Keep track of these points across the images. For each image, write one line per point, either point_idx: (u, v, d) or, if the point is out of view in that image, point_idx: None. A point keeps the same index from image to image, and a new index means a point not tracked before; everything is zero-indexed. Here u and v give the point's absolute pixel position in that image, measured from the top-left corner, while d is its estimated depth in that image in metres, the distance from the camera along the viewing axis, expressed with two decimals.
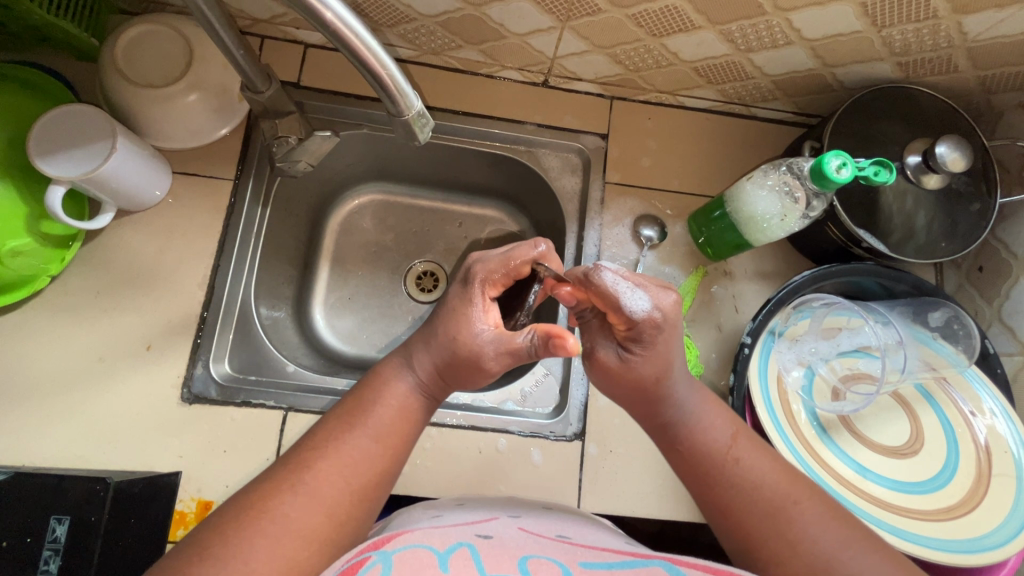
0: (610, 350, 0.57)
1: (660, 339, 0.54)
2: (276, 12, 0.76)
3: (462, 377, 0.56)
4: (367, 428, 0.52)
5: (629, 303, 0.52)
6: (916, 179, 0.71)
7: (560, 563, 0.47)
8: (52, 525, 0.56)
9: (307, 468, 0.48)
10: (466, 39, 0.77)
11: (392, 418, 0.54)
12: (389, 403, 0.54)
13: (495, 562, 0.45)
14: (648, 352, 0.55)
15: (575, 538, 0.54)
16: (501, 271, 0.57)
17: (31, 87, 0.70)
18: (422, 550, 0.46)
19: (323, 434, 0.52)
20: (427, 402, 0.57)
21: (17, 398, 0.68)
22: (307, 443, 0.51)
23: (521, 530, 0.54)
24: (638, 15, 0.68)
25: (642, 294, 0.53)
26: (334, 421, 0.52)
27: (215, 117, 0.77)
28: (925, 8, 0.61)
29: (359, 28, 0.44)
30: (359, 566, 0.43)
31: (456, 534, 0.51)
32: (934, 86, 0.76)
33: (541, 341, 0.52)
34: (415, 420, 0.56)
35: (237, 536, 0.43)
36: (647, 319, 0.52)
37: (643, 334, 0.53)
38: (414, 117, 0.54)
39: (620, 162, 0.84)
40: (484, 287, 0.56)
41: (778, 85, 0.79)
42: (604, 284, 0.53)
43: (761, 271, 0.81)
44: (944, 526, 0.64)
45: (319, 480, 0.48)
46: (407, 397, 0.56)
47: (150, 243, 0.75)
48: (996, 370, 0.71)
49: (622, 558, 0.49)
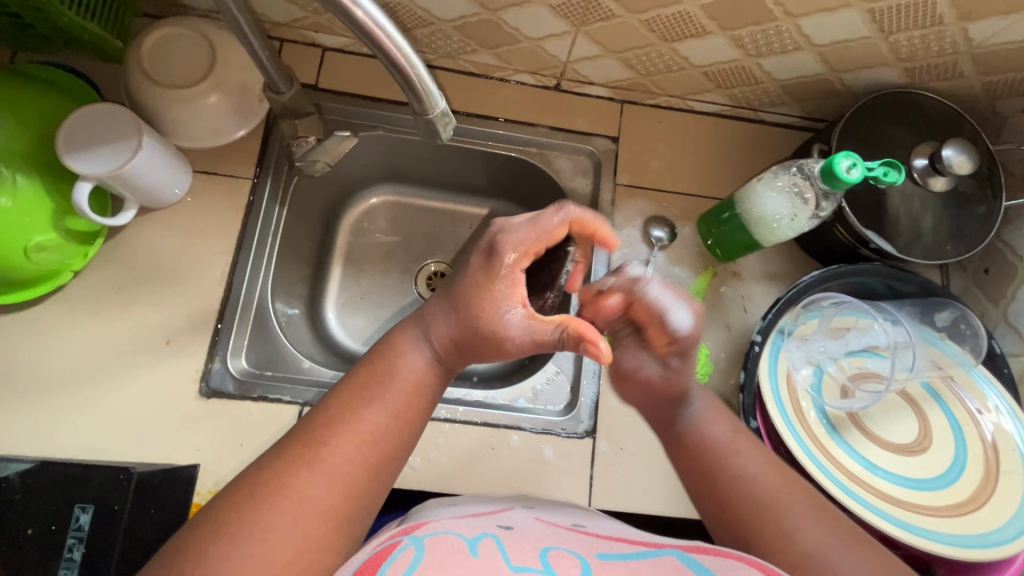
0: (651, 365, 0.57)
1: (695, 352, 0.56)
2: (296, 16, 0.78)
3: (480, 351, 0.57)
4: (384, 402, 0.53)
5: (676, 318, 0.54)
6: (923, 181, 0.73)
7: (579, 555, 0.47)
8: (76, 514, 0.57)
9: (324, 446, 0.49)
10: (482, 44, 0.79)
11: (408, 392, 0.54)
12: (406, 377, 0.55)
13: (519, 554, 0.46)
14: (681, 366, 0.57)
15: (589, 529, 0.55)
16: (532, 243, 0.56)
17: (59, 87, 0.72)
18: (451, 536, 0.48)
19: (339, 405, 0.52)
20: (442, 373, 0.58)
21: (39, 392, 0.69)
22: (322, 416, 0.51)
23: (539, 521, 0.55)
24: (651, 20, 0.70)
25: (686, 309, 0.55)
26: (351, 389, 0.53)
27: (236, 117, 0.78)
28: (931, 15, 0.63)
29: (389, 29, 0.46)
30: (391, 549, 0.45)
31: (482, 524, 0.52)
32: (939, 92, 0.77)
33: (573, 341, 0.53)
34: (430, 392, 0.56)
35: (264, 523, 0.45)
36: (687, 335, 0.55)
37: (683, 348, 0.55)
38: (438, 117, 0.55)
39: (630, 164, 0.86)
40: (514, 263, 0.55)
41: (786, 90, 0.81)
42: (652, 295, 0.55)
43: (769, 272, 0.83)
44: (951, 522, 0.64)
45: (336, 457, 0.49)
46: (424, 370, 0.56)
47: (171, 240, 0.76)
48: (1003, 370, 0.72)
49: (636, 548, 0.50)
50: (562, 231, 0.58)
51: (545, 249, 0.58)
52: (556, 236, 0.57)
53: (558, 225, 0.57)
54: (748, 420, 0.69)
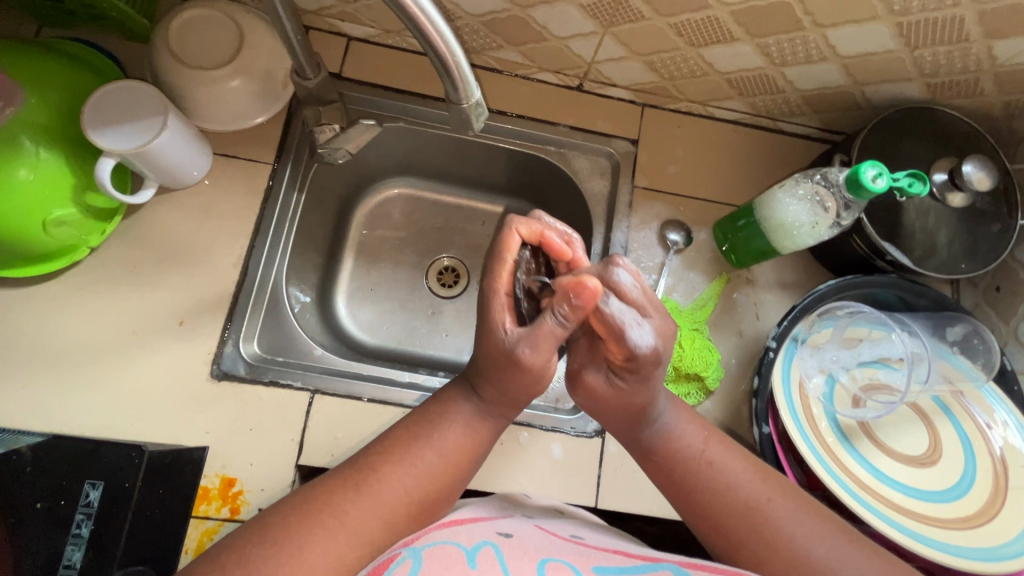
0: (598, 375, 0.57)
1: (655, 374, 0.55)
2: (325, 3, 0.79)
3: (525, 393, 0.57)
4: (436, 444, 0.55)
5: (633, 338, 0.52)
6: (942, 196, 0.74)
7: (575, 568, 0.48)
8: (86, 490, 0.60)
9: (373, 472, 0.52)
10: (508, 40, 0.80)
11: (457, 438, 0.56)
12: (456, 423, 0.57)
13: (518, 565, 0.47)
14: (637, 383, 0.55)
15: (588, 540, 0.55)
16: (499, 265, 0.56)
17: (85, 63, 0.72)
18: (449, 546, 0.48)
19: (391, 443, 0.54)
20: (491, 424, 0.59)
21: (47, 366, 0.68)
22: (376, 446, 0.54)
23: (538, 528, 0.56)
24: (679, 25, 0.71)
25: (646, 329, 0.53)
26: (401, 430, 0.56)
27: (259, 101, 0.78)
28: (957, 31, 0.64)
29: (435, 16, 0.45)
30: (388, 562, 0.46)
31: (479, 530, 0.52)
32: (960, 109, 0.78)
33: (563, 302, 0.51)
34: (479, 441, 0.58)
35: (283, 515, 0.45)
36: (645, 354, 0.53)
37: (638, 365, 0.53)
38: (472, 107, 0.53)
39: (648, 167, 0.86)
40: (491, 287, 0.55)
41: (807, 101, 0.81)
42: (609, 313, 0.53)
43: (782, 280, 0.83)
44: (959, 534, 0.65)
45: (382, 486, 0.51)
46: (472, 421, 0.57)
47: (188, 221, 0.76)
48: (1013, 388, 0.73)
49: (632, 561, 0.50)
50: (515, 241, 0.57)
51: (513, 263, 0.57)
52: (511, 247, 0.57)
53: (507, 237, 0.57)
54: (760, 425, 0.69)
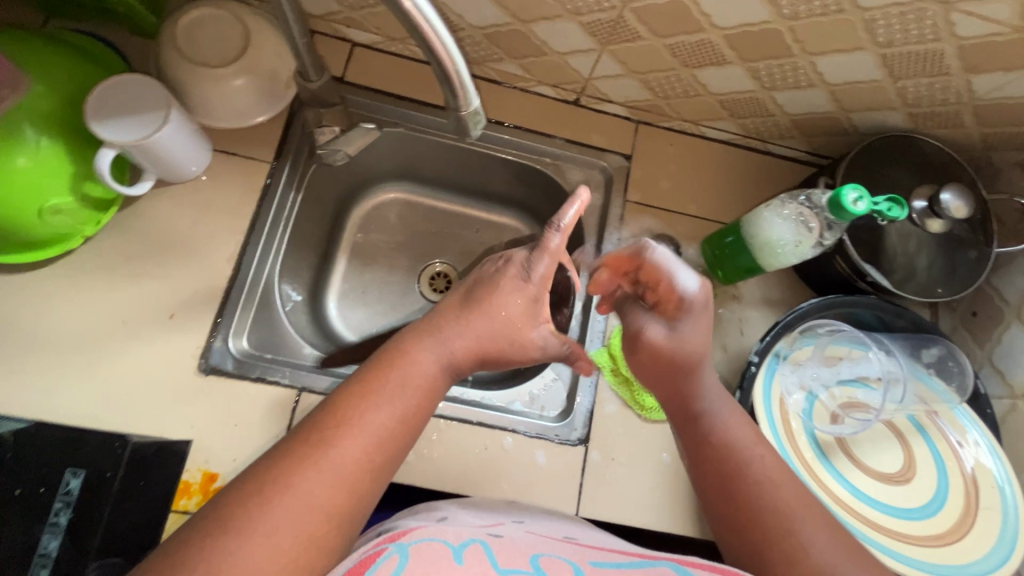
0: (658, 330, 0.63)
1: (703, 314, 0.62)
2: (331, 9, 0.81)
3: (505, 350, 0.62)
4: (394, 404, 0.53)
5: (683, 278, 0.63)
6: (921, 222, 0.76)
7: (571, 561, 0.49)
8: (66, 478, 0.62)
9: (330, 446, 0.49)
10: (508, 53, 0.82)
11: (417, 395, 0.55)
12: (414, 379, 0.55)
13: (508, 558, 0.48)
14: (692, 327, 0.62)
15: (581, 541, 0.56)
16: (546, 266, 0.64)
17: (89, 54, 0.73)
18: (437, 543, 0.48)
19: (342, 409, 0.52)
20: (447, 379, 0.59)
21: (32, 354, 0.68)
22: (327, 417, 0.51)
23: (531, 533, 0.55)
24: (675, 46, 0.73)
25: (691, 274, 0.64)
26: (352, 390, 0.53)
27: (261, 100, 0.79)
28: (938, 65, 0.67)
29: (438, 25, 0.46)
30: (376, 557, 0.46)
31: (470, 530, 0.53)
32: (942, 139, 0.81)
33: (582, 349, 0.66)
34: (436, 400, 0.57)
35: None
36: (698, 294, 0.62)
37: (691, 309, 0.62)
38: (470, 114, 0.55)
39: (640, 182, 0.88)
40: (536, 284, 0.64)
41: (796, 125, 0.84)
42: (654, 260, 0.65)
43: (767, 297, 0.85)
44: (930, 552, 0.67)
45: (342, 456, 0.49)
46: (429, 374, 0.57)
47: (185, 215, 0.77)
48: (986, 411, 0.75)
49: (629, 557, 0.51)
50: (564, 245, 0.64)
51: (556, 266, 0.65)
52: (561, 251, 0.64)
53: (558, 242, 0.64)
54: None
